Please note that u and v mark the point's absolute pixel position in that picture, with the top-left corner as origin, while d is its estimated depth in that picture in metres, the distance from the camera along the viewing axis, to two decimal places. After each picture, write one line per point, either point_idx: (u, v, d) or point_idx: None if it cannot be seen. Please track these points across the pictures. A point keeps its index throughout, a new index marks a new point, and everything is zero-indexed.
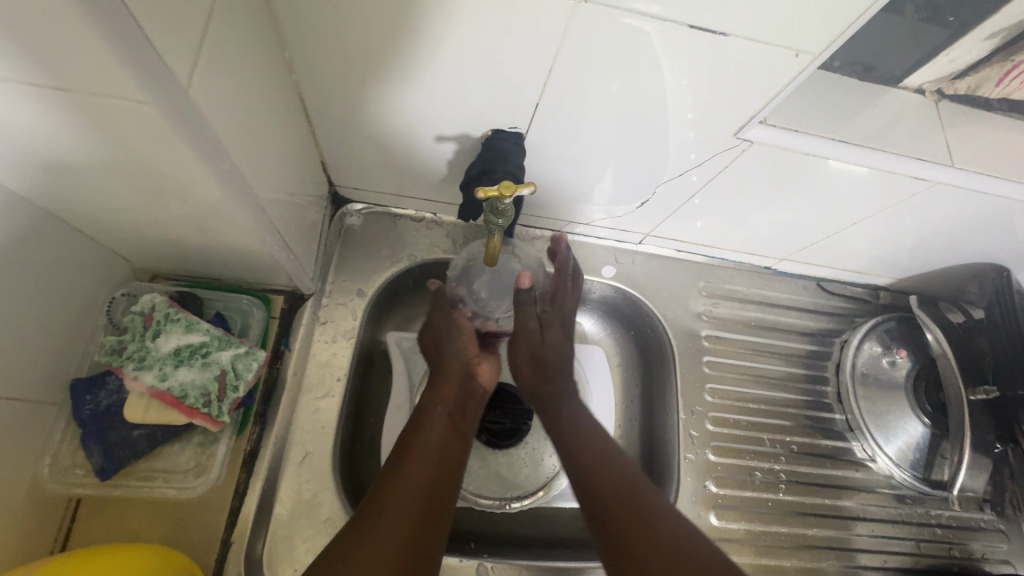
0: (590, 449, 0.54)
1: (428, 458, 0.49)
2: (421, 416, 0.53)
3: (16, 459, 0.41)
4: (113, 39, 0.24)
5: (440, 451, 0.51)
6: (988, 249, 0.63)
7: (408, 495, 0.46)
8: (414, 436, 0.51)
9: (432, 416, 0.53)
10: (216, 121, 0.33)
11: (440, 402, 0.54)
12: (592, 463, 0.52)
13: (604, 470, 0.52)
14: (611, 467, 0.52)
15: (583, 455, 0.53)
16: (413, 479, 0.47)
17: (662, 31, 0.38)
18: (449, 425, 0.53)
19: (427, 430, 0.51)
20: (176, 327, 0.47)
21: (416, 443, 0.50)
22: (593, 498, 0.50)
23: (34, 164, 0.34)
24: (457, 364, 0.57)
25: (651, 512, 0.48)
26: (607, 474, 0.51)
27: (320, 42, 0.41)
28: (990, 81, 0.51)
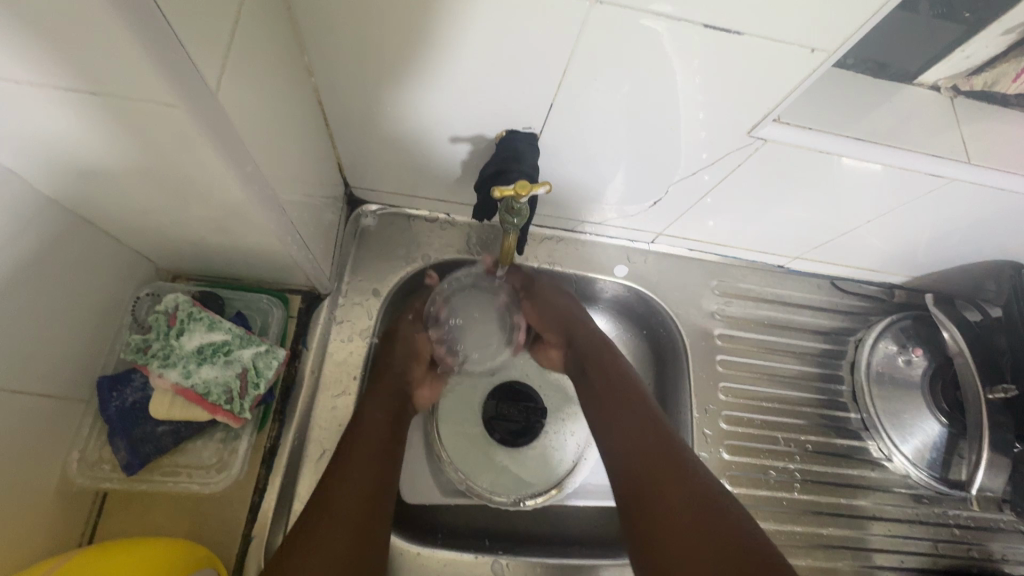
0: (620, 411, 0.54)
1: (366, 459, 0.49)
2: (358, 421, 0.52)
3: (47, 455, 0.42)
4: (149, 45, 0.25)
5: (380, 455, 0.50)
6: (1005, 246, 0.62)
7: (351, 499, 0.45)
8: (349, 443, 0.50)
9: (370, 420, 0.52)
10: (240, 124, 0.33)
11: (377, 404, 0.53)
12: (619, 420, 0.53)
13: (636, 430, 0.52)
14: (642, 424, 0.52)
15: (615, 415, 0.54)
16: (351, 481, 0.46)
17: (677, 30, 0.38)
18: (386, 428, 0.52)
19: (367, 431, 0.51)
20: (199, 326, 0.48)
21: (354, 446, 0.49)
22: (623, 460, 0.50)
23: (66, 167, 0.35)
24: (393, 372, 0.57)
25: (681, 467, 0.48)
26: (636, 432, 0.51)
27: (338, 46, 0.41)
28: (1008, 76, 0.51)
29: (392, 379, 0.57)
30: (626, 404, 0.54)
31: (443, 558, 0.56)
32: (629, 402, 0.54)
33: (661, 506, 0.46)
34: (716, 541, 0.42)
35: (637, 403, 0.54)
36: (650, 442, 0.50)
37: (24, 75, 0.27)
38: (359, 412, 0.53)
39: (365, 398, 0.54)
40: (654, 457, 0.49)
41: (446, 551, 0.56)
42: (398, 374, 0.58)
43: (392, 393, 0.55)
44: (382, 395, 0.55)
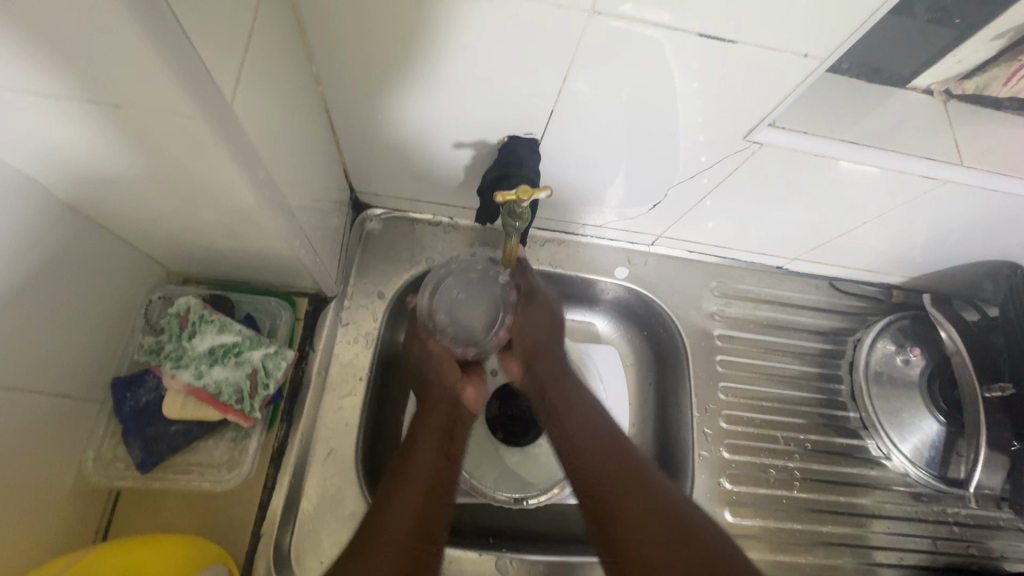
0: (583, 432, 0.56)
1: (423, 478, 0.52)
2: (414, 441, 0.54)
3: (63, 454, 0.43)
4: (169, 60, 0.26)
5: (433, 471, 0.53)
6: (1001, 247, 0.63)
7: (405, 512, 0.48)
8: (406, 461, 0.53)
9: (423, 436, 0.55)
10: (253, 132, 0.35)
11: (429, 425, 0.56)
12: (580, 438, 0.55)
13: (598, 450, 0.54)
14: (598, 440, 0.54)
15: (579, 438, 0.56)
16: (410, 495, 0.50)
17: (673, 39, 0.39)
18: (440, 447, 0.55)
19: (421, 449, 0.54)
20: (211, 328, 0.49)
21: (412, 464, 0.52)
22: (584, 476, 0.53)
23: (84, 175, 0.36)
24: (449, 391, 0.59)
25: (643, 480, 0.50)
26: (596, 451, 0.54)
27: (345, 56, 0.43)
28: (998, 80, 0.52)
29: (435, 392, 0.58)
30: (585, 422, 0.56)
31: (448, 556, 0.57)
32: (588, 419, 0.57)
33: (627, 514, 0.48)
34: (690, 552, 0.45)
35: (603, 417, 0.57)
36: (608, 459, 0.53)
37: (49, 88, 0.28)
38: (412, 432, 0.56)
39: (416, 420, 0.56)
40: (612, 469, 0.52)
41: (451, 549, 0.57)
42: (440, 382, 0.58)
43: (437, 409, 0.57)
44: (439, 414, 0.57)
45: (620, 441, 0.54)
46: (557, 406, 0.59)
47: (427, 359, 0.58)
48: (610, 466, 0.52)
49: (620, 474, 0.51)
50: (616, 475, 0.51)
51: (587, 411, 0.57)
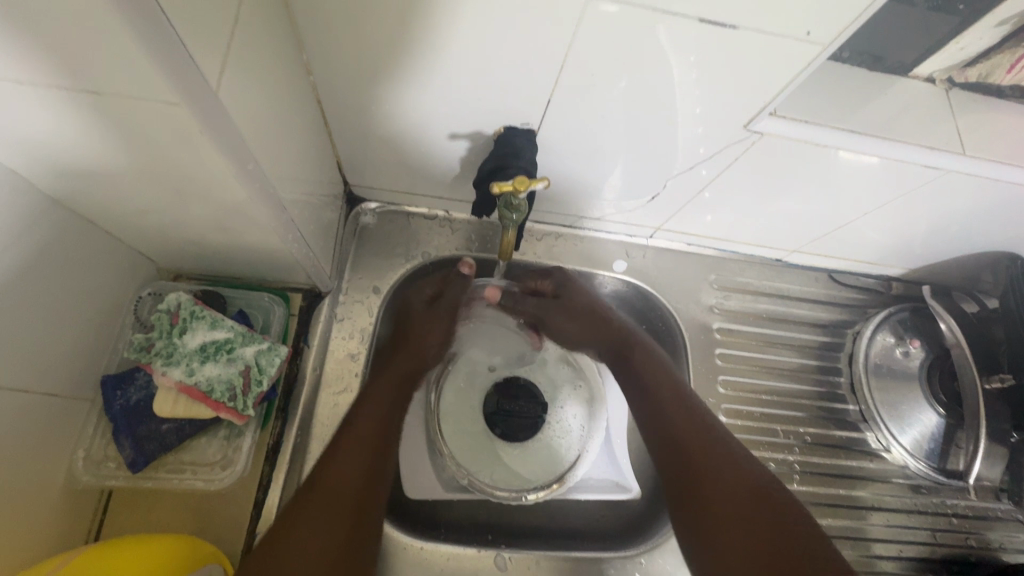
0: (680, 414, 0.55)
1: (366, 441, 0.49)
2: (360, 405, 0.51)
3: (52, 454, 0.43)
4: (150, 44, 0.25)
5: (378, 436, 0.50)
6: (1002, 238, 0.63)
7: (347, 479, 0.46)
8: (349, 425, 0.50)
9: (372, 401, 0.52)
10: (241, 120, 0.34)
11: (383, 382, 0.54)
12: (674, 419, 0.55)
13: (685, 428, 0.54)
14: (692, 426, 0.54)
15: (666, 419, 0.55)
16: (349, 464, 0.47)
17: (673, 26, 0.38)
18: (390, 411, 0.52)
19: (367, 413, 0.51)
20: (202, 324, 0.49)
21: (354, 432, 0.49)
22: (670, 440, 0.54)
23: (68, 169, 0.35)
24: (416, 351, 0.57)
25: (741, 470, 0.50)
26: (687, 433, 0.54)
27: (337, 44, 0.42)
28: (1001, 68, 0.51)
29: (404, 354, 0.57)
30: (683, 411, 0.56)
31: (445, 552, 0.56)
32: (683, 405, 0.56)
33: (717, 503, 0.48)
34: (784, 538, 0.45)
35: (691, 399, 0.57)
36: (698, 440, 0.53)
37: (29, 76, 0.27)
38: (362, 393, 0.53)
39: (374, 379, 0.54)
40: (709, 463, 0.51)
41: (449, 545, 0.56)
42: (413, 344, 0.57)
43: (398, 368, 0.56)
44: (391, 380, 0.54)
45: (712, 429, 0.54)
46: (660, 390, 0.58)
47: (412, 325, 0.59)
48: (698, 451, 0.52)
49: (718, 459, 0.51)
50: (712, 461, 0.51)
51: (682, 398, 0.57)
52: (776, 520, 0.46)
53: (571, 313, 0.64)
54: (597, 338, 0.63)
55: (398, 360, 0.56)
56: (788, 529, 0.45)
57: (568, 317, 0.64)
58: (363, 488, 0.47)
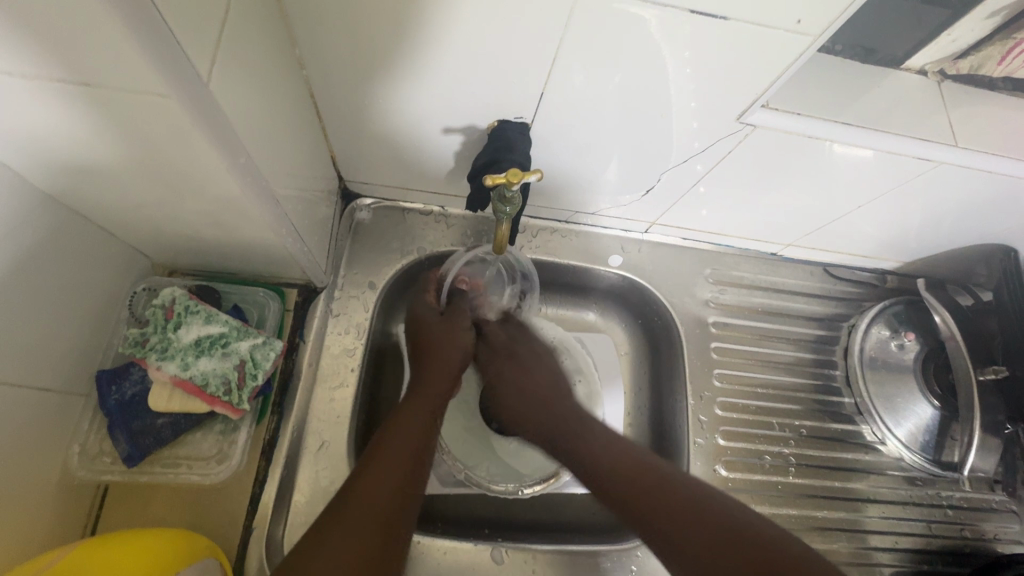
0: (608, 463, 0.49)
1: (404, 457, 0.46)
2: (400, 418, 0.49)
3: (47, 449, 0.43)
4: (138, 35, 0.25)
5: (415, 454, 0.48)
6: (995, 231, 0.63)
7: (382, 493, 0.44)
8: (384, 439, 0.47)
9: (414, 416, 0.50)
10: (232, 113, 0.34)
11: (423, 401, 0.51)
12: (593, 443, 0.51)
13: (619, 477, 0.48)
14: (632, 475, 0.48)
15: (596, 470, 0.50)
16: (385, 478, 0.44)
17: (663, 18, 0.38)
18: (427, 430, 0.50)
19: (405, 427, 0.49)
20: (196, 319, 0.49)
21: (393, 445, 0.47)
22: (599, 465, 0.50)
23: (60, 163, 0.35)
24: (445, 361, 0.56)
25: (702, 510, 0.43)
26: (614, 460, 0.49)
27: (329, 38, 0.42)
28: (993, 59, 0.51)
29: (438, 366, 0.55)
30: (617, 453, 0.50)
31: (443, 547, 0.56)
32: (619, 452, 0.50)
33: (667, 518, 0.44)
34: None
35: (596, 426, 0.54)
36: (620, 460, 0.49)
37: (17, 68, 0.27)
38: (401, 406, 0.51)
39: (411, 392, 0.52)
40: (638, 480, 0.47)
41: (446, 539, 0.57)
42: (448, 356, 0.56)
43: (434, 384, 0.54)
44: (430, 395, 0.53)
45: (658, 470, 0.48)
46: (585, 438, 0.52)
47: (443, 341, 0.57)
48: (620, 470, 0.48)
49: (676, 504, 0.44)
50: (668, 509, 0.44)
51: (614, 445, 0.51)
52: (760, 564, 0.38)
53: (526, 374, 0.59)
54: (539, 412, 0.56)
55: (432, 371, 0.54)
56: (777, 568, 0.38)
57: (508, 386, 0.59)
58: (395, 503, 0.44)
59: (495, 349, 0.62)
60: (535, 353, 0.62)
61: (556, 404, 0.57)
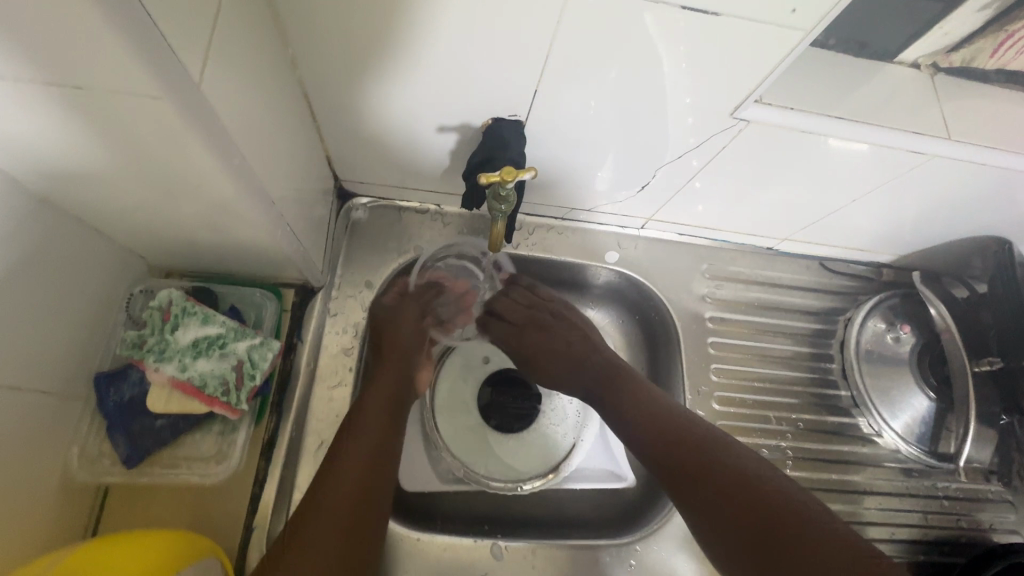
0: (648, 420, 0.52)
1: (357, 463, 0.47)
2: (352, 420, 0.50)
3: (47, 452, 0.43)
4: (127, 37, 0.25)
5: (371, 455, 0.48)
6: (988, 223, 0.63)
7: (342, 494, 0.45)
8: (344, 438, 0.48)
9: (365, 424, 0.49)
10: (223, 113, 0.34)
11: (377, 391, 0.52)
12: (640, 411, 0.54)
13: (659, 443, 0.51)
14: (670, 436, 0.50)
15: (641, 431, 0.52)
16: (341, 491, 0.45)
17: (657, 14, 0.39)
18: (386, 425, 0.50)
19: (358, 429, 0.49)
20: (194, 320, 0.49)
21: (348, 448, 0.48)
22: (652, 442, 0.51)
23: (53, 167, 0.35)
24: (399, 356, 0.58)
25: (716, 468, 0.47)
26: (672, 428, 0.51)
27: (321, 37, 0.42)
28: (985, 52, 0.51)
29: (393, 365, 0.56)
30: (656, 412, 0.53)
31: (443, 543, 0.56)
32: (661, 414, 0.53)
33: (707, 482, 0.47)
34: (784, 542, 0.42)
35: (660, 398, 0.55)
36: (674, 432, 0.51)
37: (9, 73, 0.27)
38: (357, 410, 0.51)
39: (365, 394, 0.52)
40: (689, 453, 0.49)
41: (445, 536, 0.57)
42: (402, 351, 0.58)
43: (392, 380, 0.55)
44: (384, 394, 0.53)
45: (691, 425, 0.51)
46: (623, 395, 0.56)
47: (397, 332, 0.59)
48: (676, 442, 0.50)
49: (714, 477, 0.47)
50: (691, 465, 0.48)
51: (659, 401, 0.54)
52: (774, 524, 0.43)
53: (541, 339, 0.63)
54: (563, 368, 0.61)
55: (387, 370, 0.55)
56: (787, 526, 0.42)
57: (538, 348, 0.63)
58: (355, 512, 0.44)
59: (516, 323, 0.64)
60: (557, 314, 0.65)
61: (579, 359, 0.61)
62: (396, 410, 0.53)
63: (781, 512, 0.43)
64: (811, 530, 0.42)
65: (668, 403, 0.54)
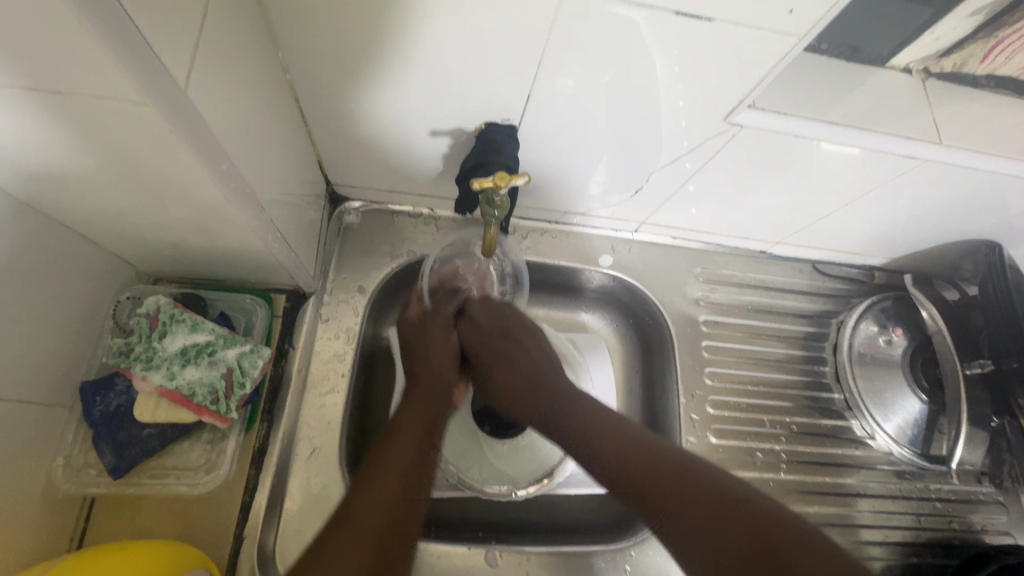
0: (600, 442, 0.46)
1: (399, 464, 0.43)
2: (393, 432, 0.46)
3: (31, 463, 0.42)
4: (111, 42, 0.25)
5: (413, 462, 0.43)
6: (979, 226, 0.64)
7: (381, 502, 0.39)
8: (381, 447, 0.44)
9: (405, 430, 0.46)
10: (211, 118, 0.33)
11: (415, 407, 0.48)
12: (580, 430, 0.48)
13: (615, 466, 0.44)
14: (625, 459, 0.44)
15: (595, 455, 0.46)
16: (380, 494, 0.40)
17: (649, 18, 0.38)
18: (426, 440, 0.46)
19: (400, 440, 0.45)
20: (182, 328, 0.48)
21: (387, 458, 0.43)
22: (601, 461, 0.45)
23: (37, 174, 0.35)
24: (431, 366, 0.53)
25: (676, 487, 0.41)
26: (619, 457, 0.45)
27: (312, 41, 0.41)
28: (975, 58, 0.52)
29: (429, 374, 0.52)
30: (606, 432, 0.47)
31: (436, 551, 0.56)
32: (617, 435, 0.46)
33: (676, 515, 0.40)
34: (766, 564, 0.35)
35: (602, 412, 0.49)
36: (625, 454, 0.45)
37: None
38: (392, 425, 0.47)
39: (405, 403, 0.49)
40: (644, 477, 0.43)
41: (439, 543, 0.56)
42: (444, 366, 0.54)
43: (434, 390, 0.51)
44: (421, 403, 0.49)
45: (653, 447, 0.45)
46: (570, 420, 0.49)
47: (433, 343, 0.55)
48: (628, 461, 0.44)
49: (668, 493, 0.41)
50: (652, 486, 0.42)
51: (589, 408, 0.49)
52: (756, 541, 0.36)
53: (517, 346, 0.56)
54: (528, 392, 0.52)
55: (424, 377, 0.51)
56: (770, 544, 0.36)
57: (498, 361, 0.55)
58: (397, 512, 0.40)
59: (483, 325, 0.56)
60: (528, 328, 0.57)
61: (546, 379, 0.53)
62: (433, 418, 0.49)
63: (756, 526, 0.37)
64: (794, 549, 0.36)
65: (608, 411, 0.49)
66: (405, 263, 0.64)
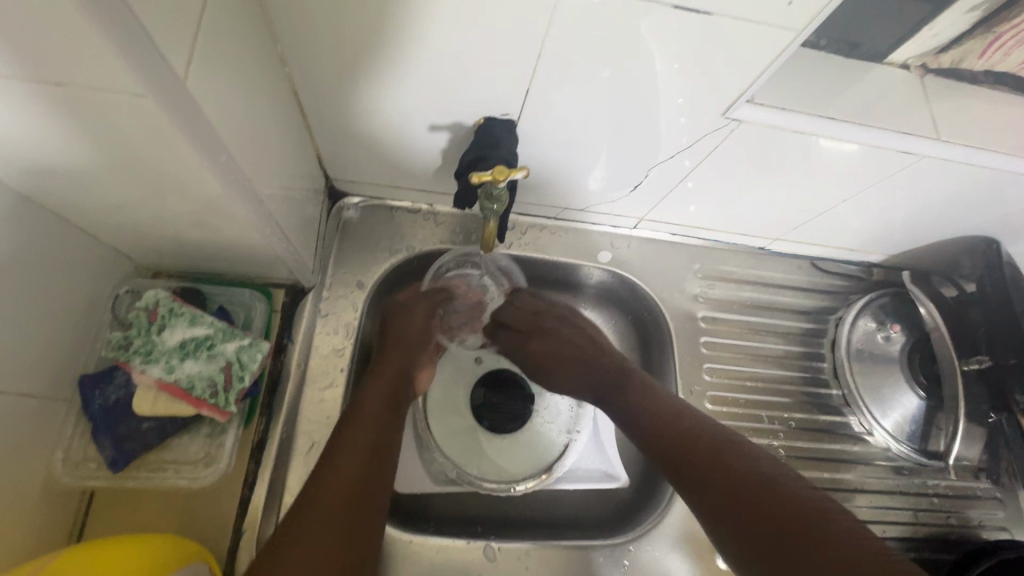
0: (651, 415, 0.48)
1: (356, 459, 0.42)
2: (352, 411, 0.46)
3: (31, 456, 0.42)
4: (110, 33, 0.25)
5: (375, 440, 0.44)
6: (977, 223, 0.64)
7: (340, 486, 0.40)
8: (344, 428, 0.44)
9: (357, 425, 0.44)
10: (210, 111, 0.33)
11: (380, 386, 0.48)
12: (632, 401, 0.51)
13: (662, 440, 0.46)
14: (675, 432, 0.46)
15: (640, 420, 0.49)
16: (341, 479, 0.40)
17: (648, 12, 0.38)
18: (387, 417, 0.46)
19: (361, 419, 0.45)
20: (181, 321, 0.48)
21: (348, 437, 0.43)
22: (656, 433, 0.47)
23: (38, 167, 0.35)
24: (405, 347, 0.53)
25: (729, 461, 0.42)
26: (669, 430, 0.47)
27: (310, 33, 0.41)
28: (973, 53, 0.52)
29: (396, 355, 0.52)
30: (660, 407, 0.49)
31: (435, 545, 0.56)
32: (667, 409, 0.49)
33: (717, 483, 0.41)
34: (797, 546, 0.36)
35: (651, 390, 0.51)
36: (676, 431, 0.46)
37: None
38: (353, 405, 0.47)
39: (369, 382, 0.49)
40: (696, 449, 0.44)
41: (438, 538, 0.56)
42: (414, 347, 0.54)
43: (394, 371, 0.50)
44: (383, 388, 0.48)
45: (704, 428, 0.46)
46: (626, 396, 0.51)
47: (409, 327, 0.55)
48: (684, 436, 0.46)
49: (711, 466, 0.43)
50: (696, 456, 0.44)
51: (644, 387, 0.52)
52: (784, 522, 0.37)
53: (554, 340, 0.58)
54: (571, 369, 0.56)
55: (391, 355, 0.51)
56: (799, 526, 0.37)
57: (542, 349, 0.58)
58: (356, 496, 0.40)
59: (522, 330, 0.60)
60: (561, 319, 0.60)
61: (589, 357, 0.56)
62: (398, 398, 0.49)
63: (790, 507, 0.38)
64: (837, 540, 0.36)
65: (665, 393, 0.51)
66: (404, 260, 0.64)
